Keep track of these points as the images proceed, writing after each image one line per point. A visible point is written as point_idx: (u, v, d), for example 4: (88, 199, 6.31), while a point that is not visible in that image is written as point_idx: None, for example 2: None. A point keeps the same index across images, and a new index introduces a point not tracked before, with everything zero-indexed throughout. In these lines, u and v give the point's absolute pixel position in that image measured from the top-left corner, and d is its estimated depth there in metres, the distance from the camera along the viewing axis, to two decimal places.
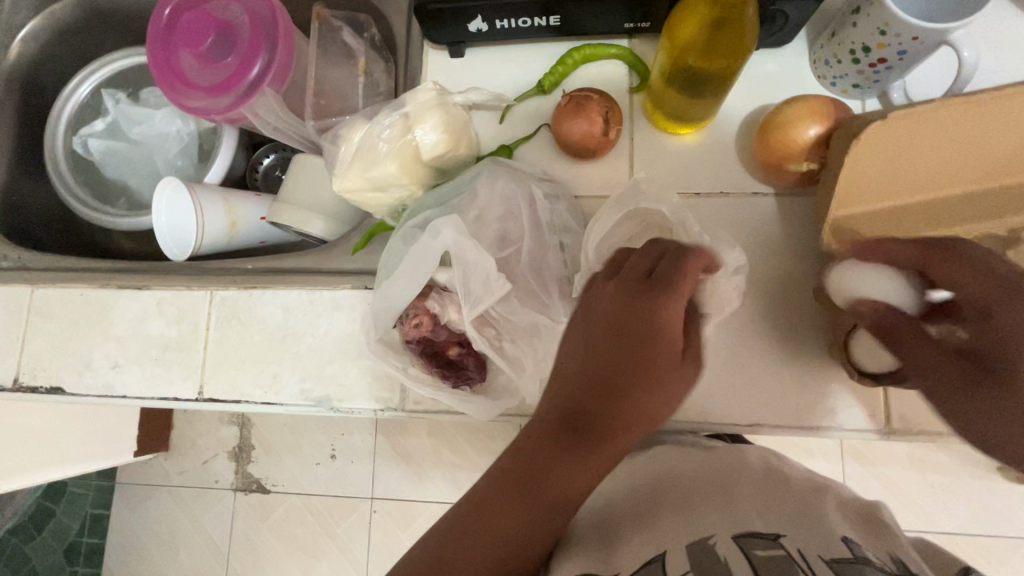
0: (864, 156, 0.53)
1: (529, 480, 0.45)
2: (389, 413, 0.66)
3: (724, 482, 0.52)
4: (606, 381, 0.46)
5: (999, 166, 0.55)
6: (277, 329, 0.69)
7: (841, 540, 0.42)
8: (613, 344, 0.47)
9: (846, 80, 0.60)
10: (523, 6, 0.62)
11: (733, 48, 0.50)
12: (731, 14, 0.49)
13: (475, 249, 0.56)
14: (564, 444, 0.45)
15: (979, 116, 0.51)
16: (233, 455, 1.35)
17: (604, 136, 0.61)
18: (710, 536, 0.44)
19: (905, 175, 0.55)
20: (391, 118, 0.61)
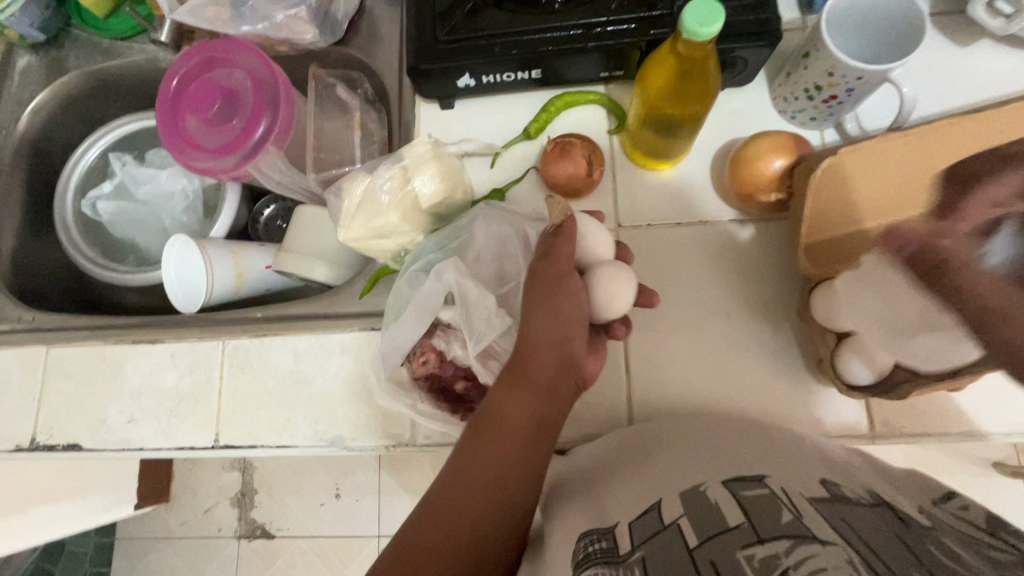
0: (821, 185, 0.58)
1: (495, 421, 0.51)
2: (401, 449, 0.68)
3: (710, 440, 0.54)
4: (527, 334, 0.54)
5: None
6: (288, 374, 0.72)
7: (821, 483, 0.43)
8: (530, 303, 0.55)
9: (804, 114, 0.67)
10: (506, 63, 0.68)
11: (697, 93, 0.56)
12: (694, 68, 0.54)
13: (476, 288, 0.60)
14: (510, 387, 0.52)
15: (921, 147, 0.59)
16: (236, 501, 1.35)
17: (591, 176, 0.66)
18: (702, 484, 0.45)
19: (883, 200, 0.59)
20: (391, 171, 0.65)
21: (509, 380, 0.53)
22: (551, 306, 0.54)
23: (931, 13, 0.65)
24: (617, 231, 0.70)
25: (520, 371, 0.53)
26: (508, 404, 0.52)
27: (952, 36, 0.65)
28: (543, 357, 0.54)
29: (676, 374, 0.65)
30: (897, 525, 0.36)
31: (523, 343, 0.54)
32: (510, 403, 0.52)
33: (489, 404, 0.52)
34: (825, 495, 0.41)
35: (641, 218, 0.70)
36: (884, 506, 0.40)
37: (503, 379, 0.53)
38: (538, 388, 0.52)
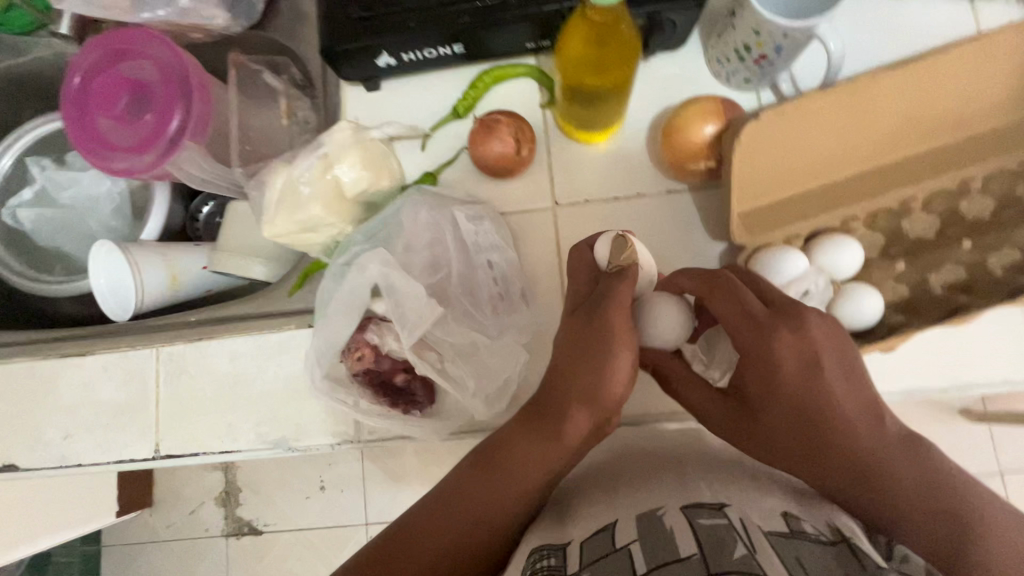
0: (749, 151, 0.57)
1: (496, 462, 0.52)
2: (347, 446, 0.67)
3: (689, 465, 0.55)
4: (556, 386, 0.53)
5: (883, 147, 0.60)
6: (228, 377, 0.69)
7: (781, 515, 0.44)
8: (570, 350, 0.53)
9: (738, 76, 0.65)
10: (425, 38, 0.64)
11: (615, 63, 0.53)
12: (611, 34, 0.51)
13: (403, 277, 0.58)
14: (521, 433, 0.53)
15: (845, 104, 0.57)
16: (220, 501, 1.34)
17: (520, 155, 0.64)
18: (659, 507, 0.46)
19: (805, 162, 0.60)
20: (310, 161, 0.62)
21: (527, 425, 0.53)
22: (592, 366, 0.51)
23: None
24: (554, 208, 0.68)
25: (537, 421, 0.53)
26: (518, 450, 0.52)
27: None
28: (564, 404, 0.52)
29: None
30: (852, 569, 0.38)
31: (548, 395, 0.54)
32: (519, 451, 0.52)
33: (493, 442, 0.54)
34: (783, 530, 0.42)
35: (578, 194, 0.68)
36: (841, 545, 0.41)
37: (517, 425, 0.54)
38: (552, 444, 0.52)
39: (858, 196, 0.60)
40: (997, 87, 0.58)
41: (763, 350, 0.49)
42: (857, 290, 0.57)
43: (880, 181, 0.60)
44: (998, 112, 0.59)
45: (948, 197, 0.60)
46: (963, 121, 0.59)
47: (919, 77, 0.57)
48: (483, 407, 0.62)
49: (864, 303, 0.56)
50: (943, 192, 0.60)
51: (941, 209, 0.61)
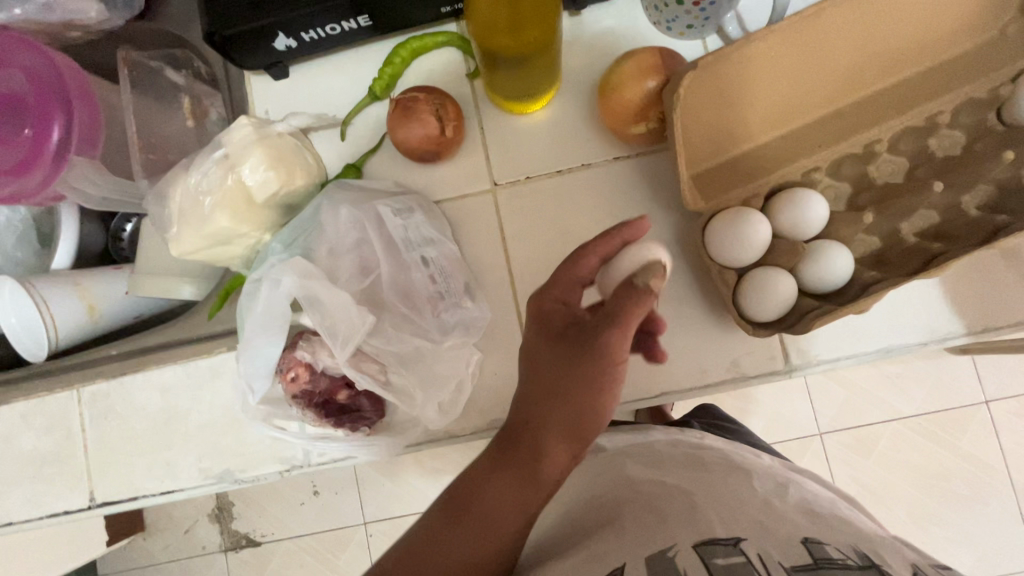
0: (688, 113, 0.52)
1: (467, 510, 0.45)
2: (298, 471, 0.61)
3: (680, 477, 0.50)
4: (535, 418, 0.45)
5: (833, 88, 0.55)
6: (159, 413, 0.63)
7: (801, 543, 0.39)
8: (554, 375, 0.44)
9: (679, 23, 0.58)
10: (324, 14, 0.57)
11: (532, 16, 0.47)
12: None
13: (326, 287, 0.52)
14: (495, 472, 0.45)
15: (787, 45, 0.51)
16: (213, 517, 1.28)
17: (446, 135, 0.57)
18: (670, 545, 0.40)
19: (759, 113, 0.55)
20: (208, 164, 0.55)
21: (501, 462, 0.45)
22: (579, 391, 0.43)
23: None
24: (493, 190, 0.62)
25: (512, 459, 0.45)
26: (489, 492, 0.45)
27: None
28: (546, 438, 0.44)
29: None
30: None
31: (523, 425, 0.45)
32: (492, 494, 0.44)
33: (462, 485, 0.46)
34: (807, 563, 0.37)
35: (518, 172, 0.62)
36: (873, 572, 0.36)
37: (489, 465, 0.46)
38: (529, 482, 0.45)
39: (812, 146, 0.56)
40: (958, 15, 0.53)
41: None
42: (825, 248, 0.52)
43: (834, 127, 0.56)
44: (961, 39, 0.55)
45: (915, 135, 0.56)
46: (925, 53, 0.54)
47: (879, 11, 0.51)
48: (437, 414, 0.56)
49: (836, 262, 0.51)
50: (909, 130, 0.56)
51: (909, 149, 0.56)
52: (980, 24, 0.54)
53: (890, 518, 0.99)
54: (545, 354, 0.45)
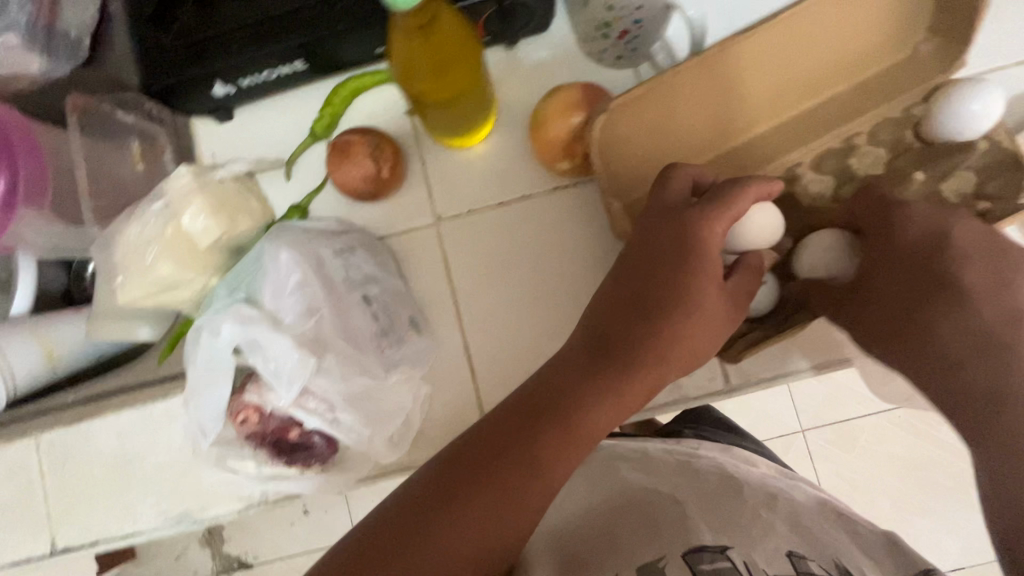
0: (614, 142, 0.55)
1: (547, 415, 0.43)
2: (255, 509, 0.62)
3: (679, 480, 0.53)
4: (642, 343, 0.45)
5: (759, 110, 0.57)
6: (117, 457, 0.64)
7: (787, 555, 0.41)
8: (662, 286, 0.46)
9: (608, 55, 0.60)
10: (259, 61, 0.57)
11: (455, 55, 0.48)
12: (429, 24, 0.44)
13: (266, 331, 0.53)
14: (582, 381, 0.44)
15: (699, 83, 0.55)
16: (205, 541, 1.27)
17: (384, 175, 0.58)
18: (659, 557, 0.42)
19: (693, 133, 0.57)
20: (151, 214, 0.56)
21: (583, 371, 0.44)
22: (684, 317, 0.45)
23: None
24: (437, 224, 0.63)
25: (608, 376, 0.44)
26: (582, 401, 0.43)
27: None
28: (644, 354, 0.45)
29: (526, 365, 0.60)
30: None
31: (620, 344, 0.45)
32: (584, 405, 0.43)
33: (537, 387, 0.44)
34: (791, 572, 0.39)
35: (460, 205, 0.63)
36: None
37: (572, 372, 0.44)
38: (623, 401, 0.44)
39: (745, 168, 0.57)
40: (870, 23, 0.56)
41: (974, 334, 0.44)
42: None
43: (762, 149, 0.58)
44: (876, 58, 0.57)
45: (836, 155, 0.58)
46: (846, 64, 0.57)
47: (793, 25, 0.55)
48: (386, 446, 0.58)
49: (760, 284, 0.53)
50: (829, 150, 0.58)
51: (832, 169, 0.58)
52: (889, 51, 0.57)
53: (874, 512, 1.00)
54: (652, 275, 0.46)
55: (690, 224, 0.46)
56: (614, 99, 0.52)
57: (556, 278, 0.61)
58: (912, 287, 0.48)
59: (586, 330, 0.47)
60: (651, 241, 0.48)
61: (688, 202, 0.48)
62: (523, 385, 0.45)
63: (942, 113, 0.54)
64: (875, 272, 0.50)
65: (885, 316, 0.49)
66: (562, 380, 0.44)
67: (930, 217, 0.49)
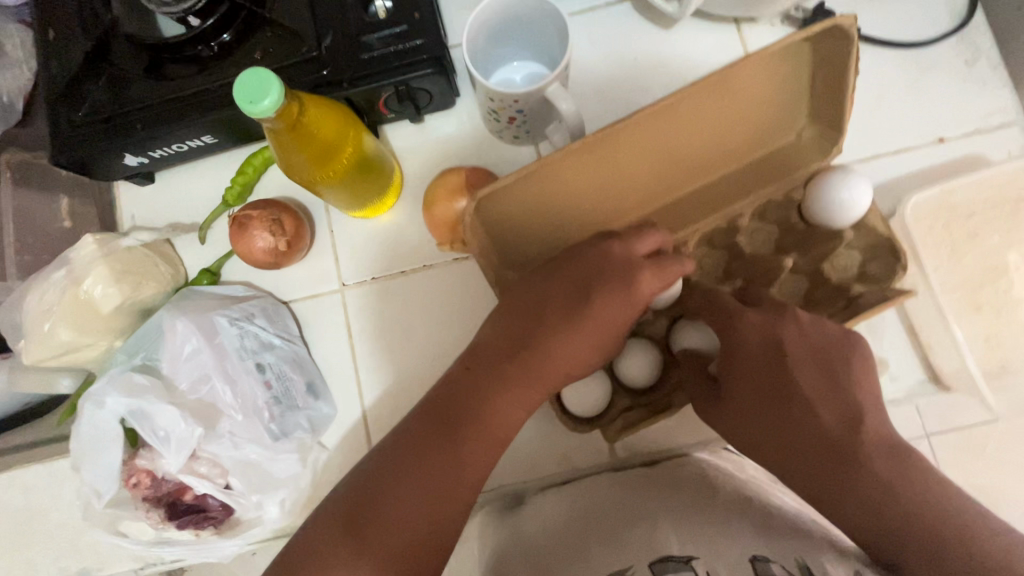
0: (508, 212, 0.54)
1: (461, 421, 0.46)
2: (152, 568, 0.63)
3: (656, 492, 0.52)
4: (553, 353, 0.48)
5: (659, 173, 0.57)
6: (21, 512, 0.65)
7: (750, 563, 0.39)
8: (572, 299, 0.49)
9: (506, 134, 0.62)
10: (167, 137, 0.60)
11: (328, 131, 0.49)
12: (298, 116, 0.46)
13: (154, 400, 0.55)
14: (491, 382, 0.47)
15: (597, 155, 0.52)
16: None
17: (282, 247, 0.60)
18: (626, 568, 0.41)
19: (593, 197, 0.56)
20: (55, 281, 0.59)
21: (495, 377, 0.48)
22: (593, 329, 0.49)
23: (588, 12, 0.66)
24: (342, 291, 0.65)
25: (512, 375, 0.48)
26: (485, 399, 0.47)
27: (620, 37, 0.65)
28: (555, 363, 0.48)
29: None
30: None
31: (530, 354, 0.48)
32: (494, 408, 0.47)
33: (446, 394, 0.47)
34: None
35: (365, 273, 0.65)
36: None
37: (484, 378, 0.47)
38: (526, 395, 0.48)
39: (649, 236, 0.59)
40: (747, 82, 0.51)
41: (824, 443, 0.44)
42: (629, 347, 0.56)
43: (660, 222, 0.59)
44: (751, 112, 0.55)
45: (724, 232, 0.60)
46: (719, 130, 0.55)
47: (661, 116, 0.51)
48: (279, 510, 0.60)
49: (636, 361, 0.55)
50: (717, 229, 0.60)
51: (723, 244, 0.61)
52: (779, 130, 0.57)
53: None
54: (564, 287, 0.49)
55: (616, 256, 0.49)
56: (485, 186, 0.49)
57: (454, 346, 0.63)
58: (764, 387, 0.47)
59: (497, 335, 0.49)
60: (577, 262, 0.49)
61: (631, 245, 0.49)
62: (431, 394, 0.48)
63: (815, 201, 0.56)
64: (734, 384, 0.48)
65: (744, 423, 0.47)
66: (477, 385, 0.47)
67: (761, 324, 0.49)
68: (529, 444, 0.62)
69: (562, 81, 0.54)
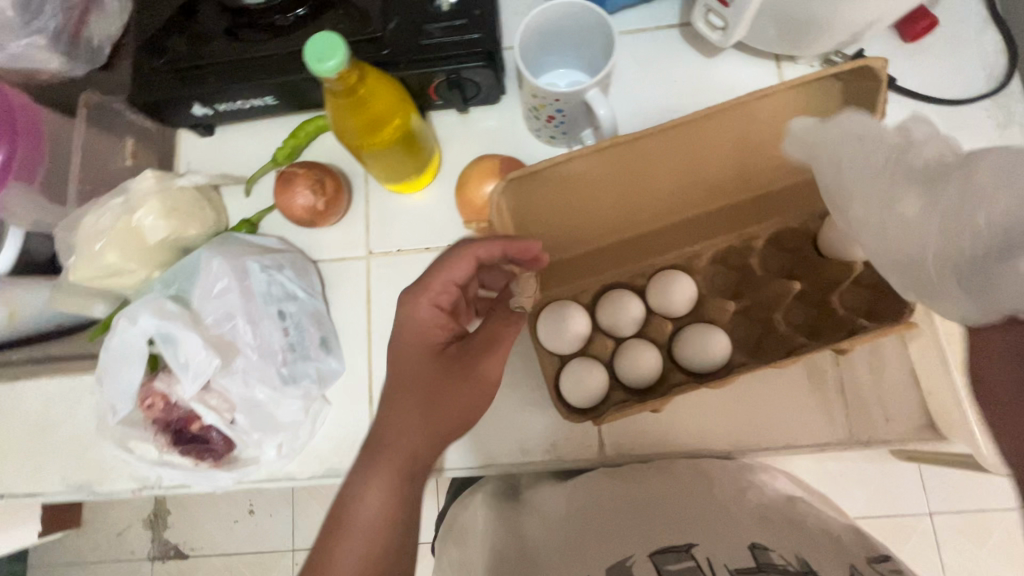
0: (533, 204, 0.57)
1: (342, 520, 0.45)
2: (147, 492, 0.66)
3: (652, 483, 0.58)
4: (395, 425, 0.48)
5: (680, 190, 0.60)
6: (40, 419, 0.69)
7: (750, 548, 0.46)
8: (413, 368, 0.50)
9: (544, 133, 0.66)
10: (233, 93, 0.66)
11: (383, 108, 0.54)
12: (359, 88, 0.51)
13: (179, 329, 0.59)
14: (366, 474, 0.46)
15: (620, 161, 0.56)
16: (144, 525, 1.22)
17: (321, 207, 0.65)
18: (628, 557, 0.49)
19: (615, 204, 0.60)
20: (110, 207, 0.63)
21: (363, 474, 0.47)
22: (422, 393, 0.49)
23: (637, 31, 0.70)
24: (367, 258, 0.69)
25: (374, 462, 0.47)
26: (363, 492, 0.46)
27: (663, 58, 0.69)
28: (405, 440, 0.48)
29: None
30: None
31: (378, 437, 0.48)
32: (361, 496, 0.46)
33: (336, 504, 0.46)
34: (749, 566, 0.44)
35: (391, 244, 0.69)
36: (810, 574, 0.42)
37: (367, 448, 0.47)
38: (383, 476, 0.46)
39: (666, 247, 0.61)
40: (768, 112, 0.55)
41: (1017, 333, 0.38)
42: (634, 345, 0.58)
43: (678, 236, 0.62)
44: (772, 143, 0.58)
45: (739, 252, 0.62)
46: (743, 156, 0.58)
47: (687, 133, 0.55)
48: (276, 454, 0.63)
49: (640, 359, 0.56)
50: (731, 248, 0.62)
51: (736, 263, 0.63)
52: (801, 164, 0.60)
53: None
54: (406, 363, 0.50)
55: (433, 303, 0.51)
56: (514, 172, 0.53)
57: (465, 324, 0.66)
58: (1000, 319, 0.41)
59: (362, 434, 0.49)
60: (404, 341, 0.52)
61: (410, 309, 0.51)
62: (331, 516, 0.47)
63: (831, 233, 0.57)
64: None
65: None
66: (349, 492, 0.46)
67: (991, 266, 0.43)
68: (524, 430, 0.63)
69: (602, 87, 0.58)
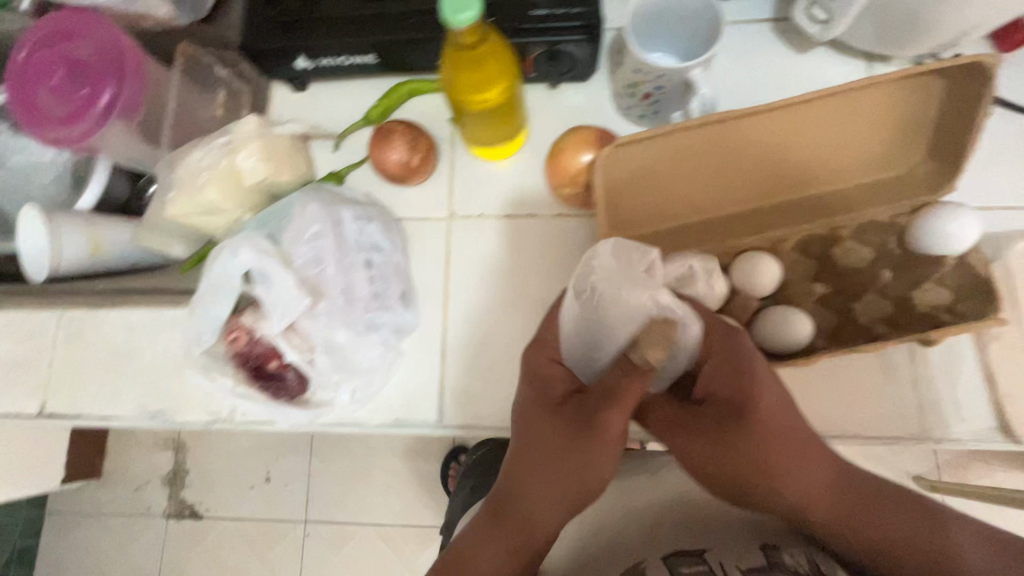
0: (630, 170, 0.59)
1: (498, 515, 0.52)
2: (218, 425, 0.69)
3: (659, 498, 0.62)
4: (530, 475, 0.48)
5: (772, 174, 0.61)
6: (121, 345, 0.71)
7: (761, 548, 0.53)
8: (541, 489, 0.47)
9: (634, 112, 0.67)
10: (338, 49, 0.68)
11: (495, 69, 0.55)
12: (477, 46, 0.53)
13: (275, 267, 0.61)
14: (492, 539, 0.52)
15: (719, 136, 0.57)
16: (168, 480, 1.23)
17: (412, 164, 0.67)
18: (641, 561, 0.56)
19: (708, 178, 0.61)
20: (214, 146, 0.66)
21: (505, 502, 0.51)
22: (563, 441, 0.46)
23: (730, 23, 0.71)
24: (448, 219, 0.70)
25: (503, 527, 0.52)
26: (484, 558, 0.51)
27: (755, 50, 0.70)
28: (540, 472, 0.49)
29: (490, 360, 0.66)
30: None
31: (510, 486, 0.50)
32: (523, 512, 0.51)
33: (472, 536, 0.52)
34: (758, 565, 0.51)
35: (472, 209, 0.70)
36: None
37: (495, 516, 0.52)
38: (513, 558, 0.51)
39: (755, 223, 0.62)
40: (868, 104, 0.57)
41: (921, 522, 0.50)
42: None
43: (766, 218, 0.62)
44: (866, 135, 0.60)
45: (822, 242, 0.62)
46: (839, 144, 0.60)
47: (791, 114, 0.57)
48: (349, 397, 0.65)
49: None
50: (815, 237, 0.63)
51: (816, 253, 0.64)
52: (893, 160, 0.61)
53: None
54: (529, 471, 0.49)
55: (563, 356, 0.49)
56: (621, 136, 0.54)
57: (539, 291, 0.68)
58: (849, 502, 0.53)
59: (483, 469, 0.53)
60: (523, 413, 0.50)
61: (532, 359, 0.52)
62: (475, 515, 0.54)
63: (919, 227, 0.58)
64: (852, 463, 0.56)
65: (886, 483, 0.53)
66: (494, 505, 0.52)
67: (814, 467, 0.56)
68: None
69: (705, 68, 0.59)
